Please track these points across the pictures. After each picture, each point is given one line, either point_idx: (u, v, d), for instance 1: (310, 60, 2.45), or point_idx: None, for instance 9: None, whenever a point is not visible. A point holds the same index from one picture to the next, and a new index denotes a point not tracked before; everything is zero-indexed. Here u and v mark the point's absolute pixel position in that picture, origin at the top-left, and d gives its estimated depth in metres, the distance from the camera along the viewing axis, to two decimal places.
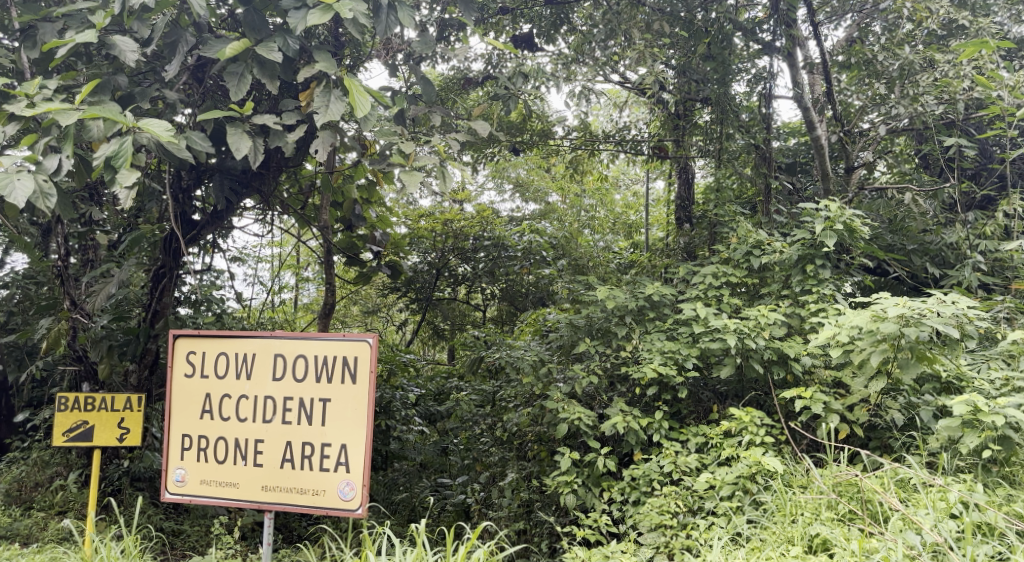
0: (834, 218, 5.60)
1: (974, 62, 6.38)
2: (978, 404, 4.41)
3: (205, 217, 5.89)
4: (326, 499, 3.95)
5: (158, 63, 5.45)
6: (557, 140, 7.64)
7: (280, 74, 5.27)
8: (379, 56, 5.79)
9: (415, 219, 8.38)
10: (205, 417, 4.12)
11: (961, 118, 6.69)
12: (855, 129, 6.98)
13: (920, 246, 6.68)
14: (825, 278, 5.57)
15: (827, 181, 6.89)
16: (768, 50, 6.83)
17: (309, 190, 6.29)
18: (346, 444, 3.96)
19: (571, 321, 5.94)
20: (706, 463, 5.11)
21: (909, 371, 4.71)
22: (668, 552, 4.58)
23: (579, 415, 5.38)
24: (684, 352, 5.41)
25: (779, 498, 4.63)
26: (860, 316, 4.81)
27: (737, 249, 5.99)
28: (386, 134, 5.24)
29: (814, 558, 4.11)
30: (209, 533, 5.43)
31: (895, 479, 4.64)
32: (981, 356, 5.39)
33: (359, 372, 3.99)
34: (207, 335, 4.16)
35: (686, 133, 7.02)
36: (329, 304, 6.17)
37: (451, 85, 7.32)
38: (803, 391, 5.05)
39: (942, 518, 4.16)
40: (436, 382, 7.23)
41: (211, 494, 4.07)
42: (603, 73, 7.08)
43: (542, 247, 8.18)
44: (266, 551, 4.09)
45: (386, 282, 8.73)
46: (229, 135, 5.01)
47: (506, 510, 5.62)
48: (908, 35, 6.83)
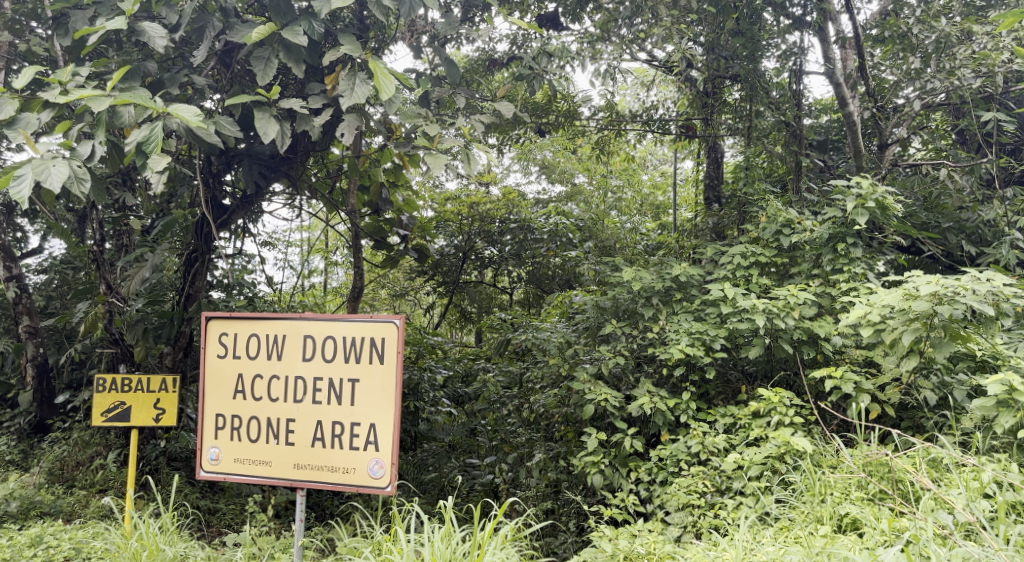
0: (866, 196, 5.49)
1: (1013, 34, 6.14)
2: (1014, 383, 4.28)
3: (235, 202, 5.95)
4: (356, 477, 4.00)
5: (186, 49, 5.51)
6: (583, 120, 7.63)
7: (306, 58, 5.29)
8: (403, 39, 5.76)
9: (442, 203, 8.56)
10: (238, 398, 4.17)
11: (999, 92, 6.46)
12: (889, 105, 6.79)
13: (955, 223, 6.50)
14: (857, 256, 5.47)
15: (860, 158, 6.70)
16: (798, 25, 6.76)
17: (336, 174, 6.27)
18: (375, 424, 4.00)
19: (598, 303, 5.94)
20: (734, 443, 5.07)
21: (941, 349, 4.60)
22: (696, 530, 4.61)
23: (606, 396, 5.39)
24: (712, 333, 5.35)
25: (808, 478, 4.59)
26: (892, 295, 4.71)
27: (767, 228, 5.87)
28: (411, 117, 5.22)
29: (843, 537, 4.10)
30: (243, 512, 5.56)
31: (927, 458, 4.57)
32: (1018, 335, 5.25)
33: (386, 353, 4.01)
34: (238, 317, 4.20)
35: (715, 111, 7.03)
36: (358, 288, 6.15)
37: (477, 67, 7.24)
38: (834, 371, 4.96)
39: (975, 498, 4.09)
40: (463, 364, 7.18)
41: (244, 471, 4.13)
42: (630, 50, 7.06)
43: (569, 229, 8.20)
44: (300, 528, 4.14)
45: (414, 265, 8.82)
46: (257, 119, 5.00)
47: (535, 489, 5.72)
48: (945, 7, 6.63)
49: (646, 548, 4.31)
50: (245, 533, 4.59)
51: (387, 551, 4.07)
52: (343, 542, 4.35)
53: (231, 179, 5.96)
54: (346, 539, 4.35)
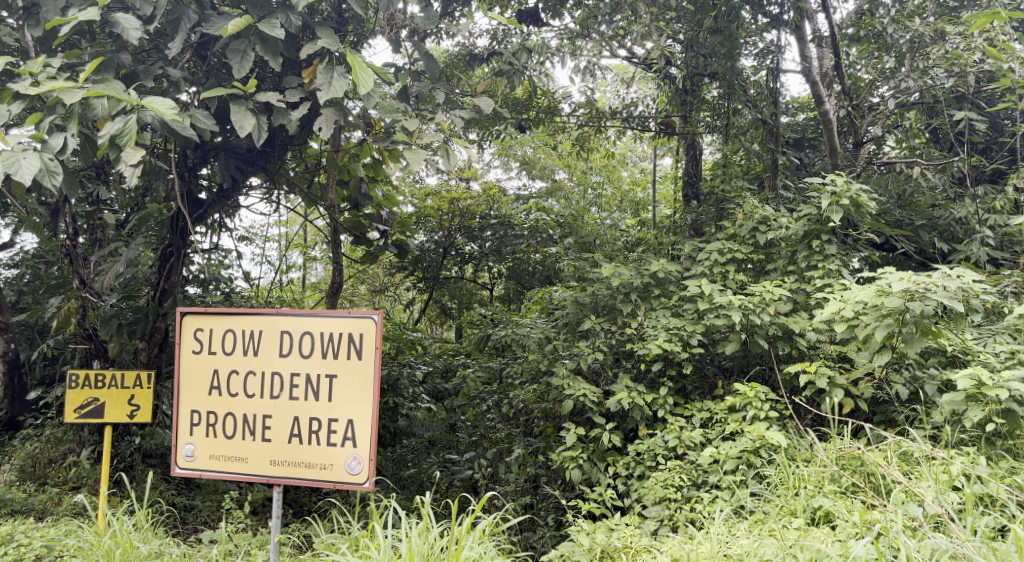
0: (840, 194, 5.53)
1: (985, 34, 6.18)
2: (982, 378, 4.34)
3: (211, 196, 5.92)
4: (333, 473, 4.00)
5: (161, 40, 5.48)
6: (562, 117, 7.67)
7: (283, 51, 5.29)
8: (382, 32, 5.72)
9: (422, 198, 8.49)
10: (213, 394, 4.16)
11: (971, 91, 6.53)
12: (864, 104, 6.81)
13: (928, 221, 6.59)
14: (831, 253, 5.54)
15: (835, 156, 6.79)
16: (776, 24, 6.81)
17: (315, 168, 6.27)
18: (353, 420, 4.01)
19: (577, 299, 6.01)
20: (710, 438, 5.14)
21: (913, 345, 4.65)
22: (672, 524, 4.66)
23: (585, 392, 5.44)
24: (689, 329, 5.43)
25: (782, 472, 4.66)
26: (865, 291, 4.77)
27: (743, 225, 5.92)
28: (390, 111, 5.12)
29: (816, 530, 4.16)
30: (220, 508, 5.56)
31: (898, 452, 4.62)
32: (987, 331, 5.30)
33: (364, 349, 4.02)
34: (214, 313, 4.19)
35: (693, 109, 7.06)
36: (336, 284, 6.13)
37: (456, 63, 7.25)
38: (808, 366, 5.02)
39: (944, 490, 4.14)
40: (443, 360, 7.24)
41: (220, 468, 4.12)
42: (609, 47, 7.06)
43: (549, 225, 8.28)
44: (277, 525, 4.12)
45: (394, 261, 8.82)
46: (232, 112, 4.97)
47: (513, 485, 5.72)
48: (918, 7, 6.66)
49: (623, 541, 4.33)
50: (222, 530, 4.59)
51: (364, 547, 4.07)
52: (320, 538, 4.34)
53: (207, 173, 5.93)
54: (323, 536, 4.34)
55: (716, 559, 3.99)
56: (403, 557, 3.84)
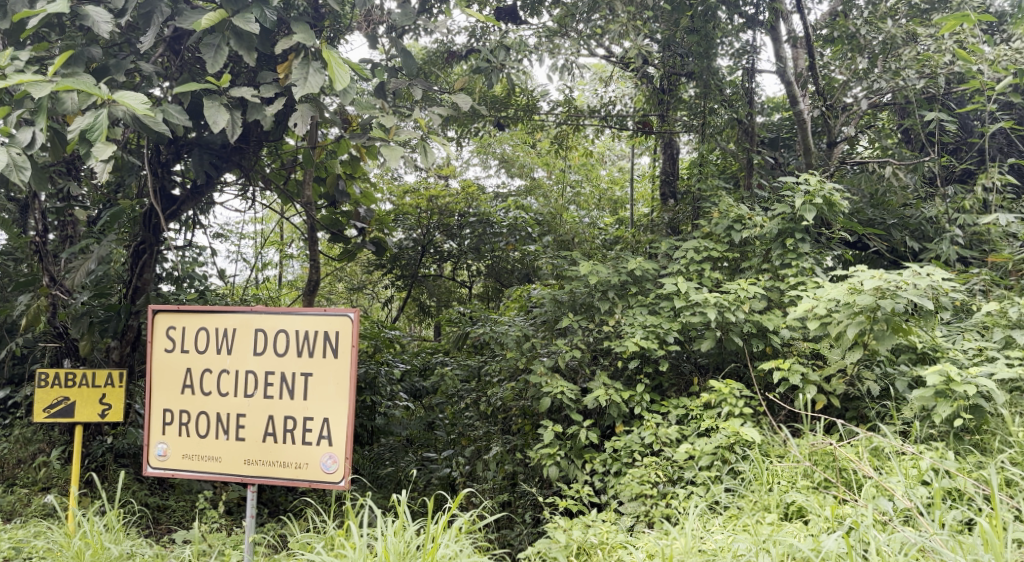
0: (814, 193, 5.60)
1: (955, 36, 6.30)
2: (951, 374, 4.42)
3: (185, 193, 5.90)
4: (309, 472, 4.01)
5: (133, 34, 5.43)
6: (541, 115, 7.69)
7: (258, 46, 5.27)
8: (360, 29, 5.71)
9: (401, 196, 8.51)
10: (186, 393, 4.15)
11: (942, 93, 6.63)
12: (838, 104, 6.88)
13: (900, 221, 6.71)
14: (804, 252, 5.62)
15: (810, 157, 6.81)
16: (751, 24, 6.89)
17: (291, 165, 6.27)
18: (328, 419, 4.01)
19: (555, 297, 6.05)
20: (686, 434, 5.19)
21: (885, 342, 4.71)
22: (648, 520, 4.71)
23: (563, 389, 5.48)
24: (665, 326, 5.48)
25: (756, 468, 4.72)
26: (838, 289, 4.84)
27: (719, 224, 5.99)
28: (368, 107, 5.19)
29: (789, 525, 4.22)
30: (194, 508, 5.55)
31: (869, 447, 4.69)
32: (957, 328, 5.39)
33: (340, 346, 4.03)
34: (186, 311, 4.18)
35: (671, 108, 7.17)
36: (313, 281, 6.11)
37: (435, 59, 7.28)
38: (781, 362, 5.09)
39: (913, 485, 4.21)
40: (421, 358, 7.25)
41: (193, 468, 4.11)
42: (587, 45, 7.08)
43: (528, 223, 8.33)
44: (251, 525, 4.12)
45: (372, 259, 8.82)
46: (206, 107, 4.93)
47: (491, 482, 5.75)
48: (891, 9, 6.75)
49: (600, 537, 4.37)
50: (195, 530, 4.59)
51: (339, 546, 4.08)
52: (295, 537, 4.35)
53: (181, 169, 5.94)
54: (298, 535, 4.35)
55: (690, 554, 4.04)
56: (379, 556, 3.85)
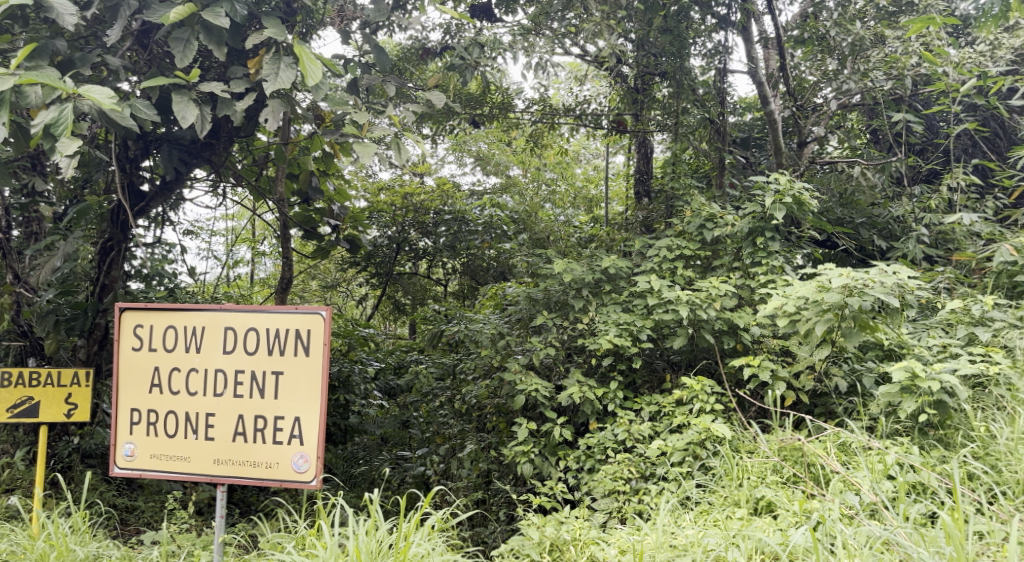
0: (784, 192, 5.68)
1: (922, 39, 6.42)
2: (916, 370, 4.52)
3: (154, 189, 5.87)
4: (279, 471, 4.01)
5: (99, 27, 5.37)
6: (516, 113, 7.71)
7: (228, 41, 5.24)
8: (333, 24, 5.75)
9: (375, 193, 8.49)
10: (154, 392, 4.14)
11: (909, 94, 6.74)
12: (808, 104, 6.99)
13: (867, 219, 6.78)
14: (774, 250, 5.69)
15: (780, 156, 6.91)
16: (723, 25, 6.98)
17: (262, 161, 6.23)
18: (299, 417, 4.02)
19: (530, 295, 6.09)
20: (659, 431, 5.25)
21: (852, 339, 4.81)
22: (620, 516, 4.76)
23: (536, 387, 5.52)
24: (638, 324, 5.52)
25: (727, 463, 4.78)
26: (807, 287, 4.91)
27: (691, 222, 6.05)
28: (339, 104, 5.11)
29: (758, 519, 4.28)
30: (163, 509, 5.53)
31: (837, 442, 4.77)
32: (922, 325, 5.49)
33: (312, 344, 4.04)
34: (155, 309, 4.16)
35: (645, 107, 7.15)
36: (285, 279, 6.10)
37: (409, 56, 7.20)
38: (751, 359, 5.17)
39: (879, 479, 4.28)
40: (395, 356, 7.27)
41: (161, 468, 4.10)
42: (562, 44, 7.11)
43: (503, 221, 8.37)
44: (220, 525, 4.11)
45: (346, 256, 8.80)
46: (175, 103, 4.90)
47: (465, 480, 5.78)
48: (860, 11, 6.85)
49: (572, 534, 4.39)
50: (164, 530, 4.57)
51: (311, 545, 4.09)
52: (266, 537, 4.35)
53: (148, 165, 5.88)
54: (269, 534, 4.35)
55: (661, 549, 4.09)
56: (350, 555, 3.85)
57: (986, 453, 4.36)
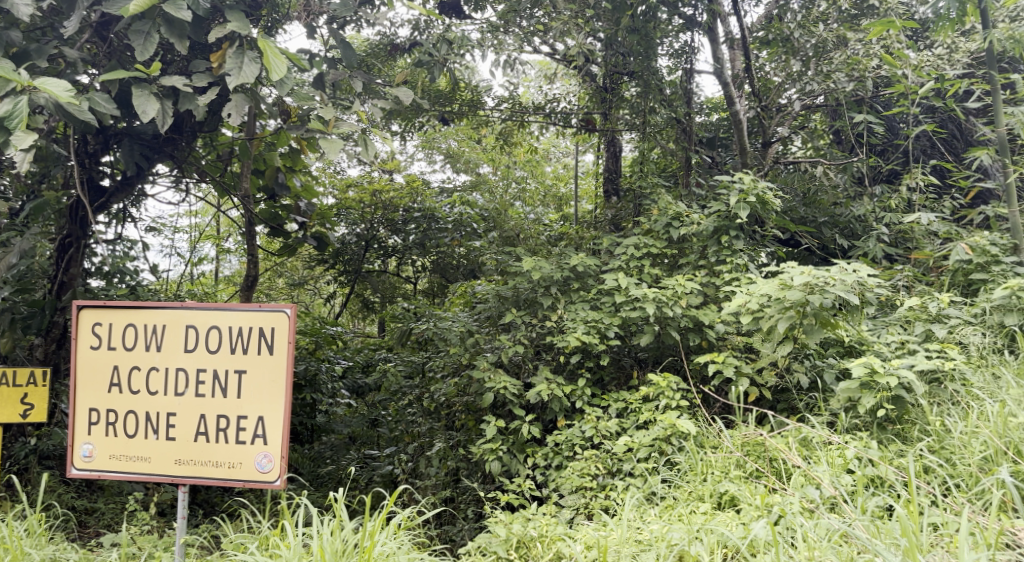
0: (748, 191, 5.77)
1: (882, 41, 6.56)
2: (875, 365, 4.64)
3: (114, 185, 5.84)
4: (242, 471, 4.01)
5: (56, 18, 5.30)
6: (485, 111, 7.72)
7: (190, 34, 5.22)
8: (299, 19, 5.61)
9: (342, 190, 8.49)
10: (113, 391, 4.11)
11: (869, 95, 6.87)
12: (773, 105, 7.09)
13: (830, 218, 6.93)
14: (738, 248, 5.77)
15: (745, 156, 6.98)
16: (689, 25, 7.04)
17: (227, 157, 6.18)
18: (263, 417, 4.02)
19: (499, 292, 6.13)
20: (626, 427, 5.30)
21: (813, 336, 4.89)
22: (587, 512, 4.80)
23: (505, 385, 5.55)
24: (606, 321, 5.58)
25: (691, 458, 4.85)
26: (769, 284, 4.99)
27: (658, 221, 6.13)
28: (305, 99, 5.14)
29: (721, 514, 4.34)
30: (124, 510, 5.48)
31: (798, 437, 4.86)
32: (881, 322, 5.60)
33: (276, 343, 4.03)
34: (114, 307, 4.14)
35: (613, 106, 7.27)
36: (251, 276, 6.08)
37: (378, 52, 7.24)
38: (716, 356, 5.25)
39: (838, 473, 4.37)
40: (363, 355, 7.34)
41: (121, 469, 4.08)
42: (530, 42, 7.15)
43: (472, 219, 8.29)
44: (181, 526, 4.10)
45: (313, 254, 8.77)
46: (135, 97, 4.85)
47: (433, 479, 5.80)
48: (822, 14, 6.96)
49: (539, 530, 4.41)
50: (124, 533, 4.54)
51: (274, 545, 4.08)
52: (229, 538, 4.34)
53: (109, 160, 5.84)
54: (231, 535, 4.34)
55: (626, 544, 4.14)
56: (314, 555, 3.85)
57: (941, 446, 4.46)
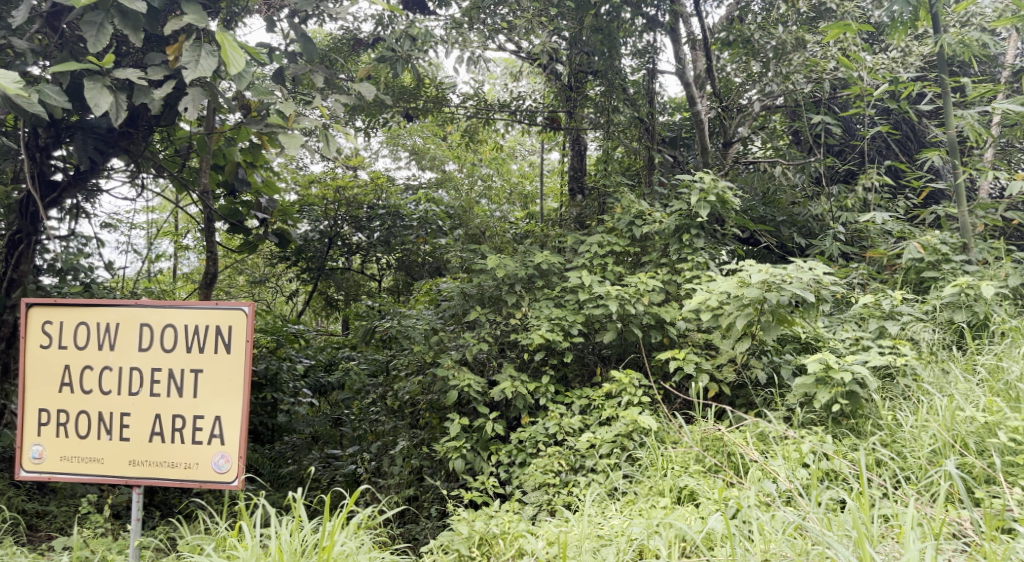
0: (708, 190, 5.85)
1: (839, 44, 6.57)
2: (830, 361, 4.76)
3: (67, 179, 5.75)
4: (198, 472, 4.00)
5: (5, 8, 5.20)
6: (451, 108, 7.75)
7: (145, 26, 5.16)
8: (260, 11, 5.65)
9: (305, 186, 8.49)
10: (64, 391, 4.08)
11: (827, 97, 7.00)
12: (733, 105, 7.20)
13: (788, 218, 7.09)
14: (699, 247, 5.87)
15: (706, 156, 7.14)
16: (652, 25, 7.03)
17: (185, 151, 6.14)
18: (220, 417, 4.01)
19: (464, 290, 6.15)
20: (589, 423, 5.36)
21: (770, 332, 4.98)
22: (550, 508, 4.84)
23: (469, 382, 5.57)
24: (570, 319, 5.64)
25: (652, 454, 4.92)
26: (728, 282, 5.07)
27: (621, 219, 6.20)
28: (263, 93, 5.09)
29: (680, 508, 4.42)
30: (77, 514, 5.37)
31: (756, 432, 4.95)
32: (837, 319, 5.72)
33: (233, 342, 4.03)
34: (65, 305, 4.10)
35: (578, 105, 7.31)
36: (210, 273, 6.04)
37: (342, 47, 7.24)
38: (677, 352, 5.33)
39: (794, 467, 4.46)
40: (327, 353, 7.29)
41: (72, 470, 4.05)
42: (495, 40, 7.18)
43: (438, 216, 8.38)
44: (135, 528, 4.08)
45: (274, 251, 8.73)
46: (87, 90, 4.79)
47: (397, 477, 5.82)
48: (781, 16, 7.05)
49: (501, 527, 4.45)
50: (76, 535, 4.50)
51: (231, 546, 4.07)
52: (185, 540, 4.32)
53: (61, 154, 5.77)
54: (187, 536, 4.32)
55: (587, 539, 4.19)
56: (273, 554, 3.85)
57: (893, 440, 4.57)
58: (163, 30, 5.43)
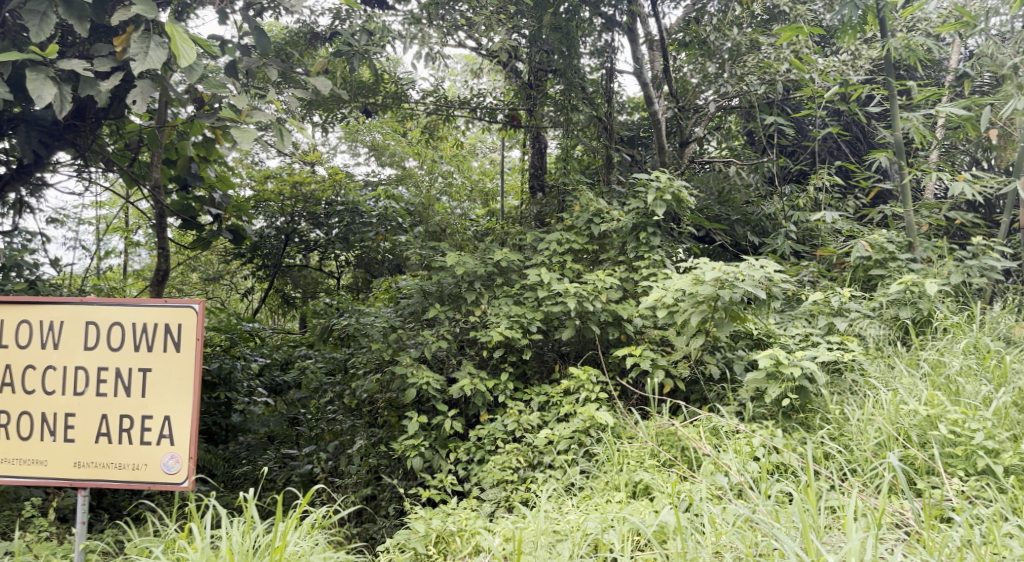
0: (664, 189, 5.92)
1: (792, 47, 6.74)
2: (780, 357, 4.87)
3: (10, 172, 5.69)
4: (147, 473, 3.98)
5: None
6: (411, 104, 7.75)
7: (91, 15, 5.07)
8: (213, 3, 5.58)
9: (262, 182, 8.41)
10: (7, 391, 4.03)
11: (780, 98, 7.13)
12: (689, 105, 7.31)
13: (742, 216, 7.14)
14: (655, 245, 5.95)
15: (663, 155, 7.22)
16: (609, 24, 7.12)
17: (135, 146, 6.07)
18: (169, 417, 3.99)
19: (422, 288, 6.20)
20: (546, 420, 5.42)
21: (723, 329, 5.11)
22: (508, 505, 4.89)
23: (428, 380, 5.58)
24: (529, 316, 5.70)
25: (608, 449, 5.00)
26: (683, 279, 5.16)
27: (579, 218, 6.24)
28: (216, 86, 5.03)
29: (635, 502, 4.50)
30: (20, 518, 5.05)
31: (709, 427, 5.06)
32: (788, 315, 5.84)
33: (182, 340, 4.01)
34: (8, 303, 4.06)
35: (537, 103, 7.35)
36: (161, 270, 6.02)
37: (297, 40, 7.20)
38: (634, 349, 5.41)
39: (745, 461, 4.56)
40: (282, 352, 7.30)
41: (16, 472, 4.00)
42: (454, 36, 7.20)
43: (398, 213, 8.40)
44: (81, 530, 4.04)
45: (229, 247, 8.66)
46: (30, 81, 4.70)
47: (354, 476, 5.83)
48: (737, 17, 7.16)
49: (458, 525, 4.50)
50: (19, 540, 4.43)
51: (179, 548, 4.05)
52: (133, 542, 4.29)
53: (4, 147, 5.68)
54: (136, 539, 4.29)
55: (544, 534, 4.24)
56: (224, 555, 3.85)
57: (840, 434, 4.69)
58: (111, 21, 5.36)
